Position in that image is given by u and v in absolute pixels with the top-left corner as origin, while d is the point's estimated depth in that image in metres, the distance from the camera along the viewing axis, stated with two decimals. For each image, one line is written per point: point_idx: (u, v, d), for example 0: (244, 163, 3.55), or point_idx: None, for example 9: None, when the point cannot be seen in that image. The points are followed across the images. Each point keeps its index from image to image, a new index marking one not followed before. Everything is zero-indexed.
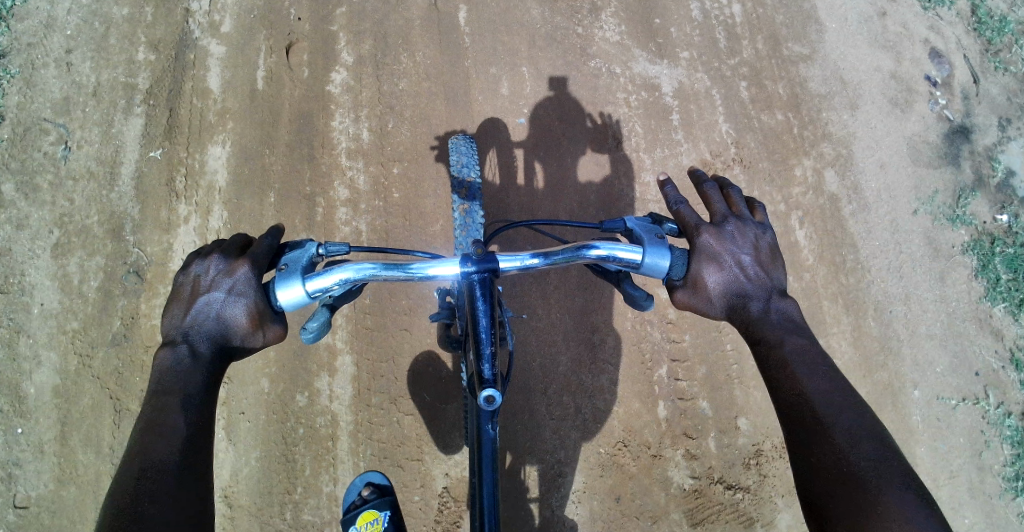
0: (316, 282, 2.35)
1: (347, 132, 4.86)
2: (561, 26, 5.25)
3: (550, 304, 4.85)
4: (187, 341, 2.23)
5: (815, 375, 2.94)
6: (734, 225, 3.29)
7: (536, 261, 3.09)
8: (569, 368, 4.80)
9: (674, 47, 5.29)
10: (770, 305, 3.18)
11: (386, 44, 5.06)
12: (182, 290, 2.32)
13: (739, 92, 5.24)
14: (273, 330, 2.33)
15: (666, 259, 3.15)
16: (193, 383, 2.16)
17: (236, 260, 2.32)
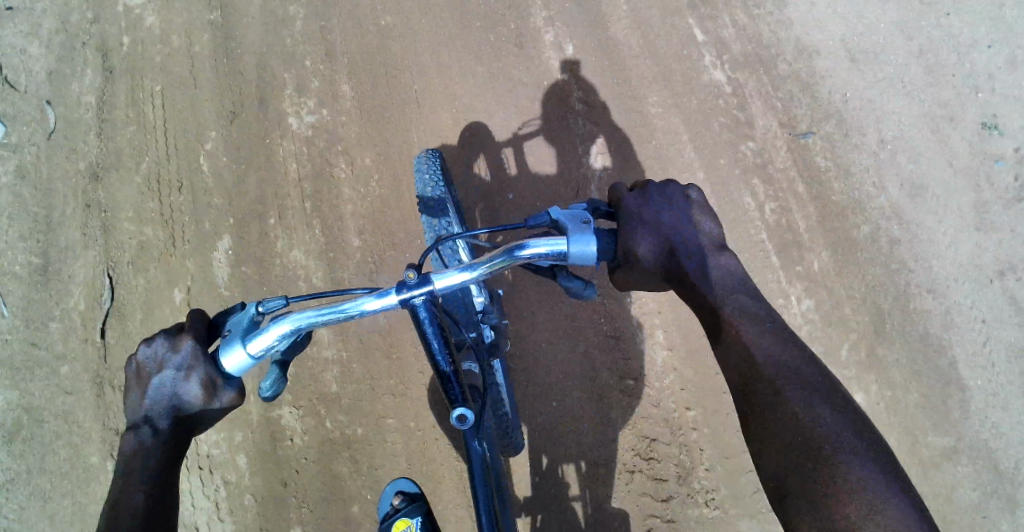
0: (256, 341, 2.67)
1: (371, 249, 5.40)
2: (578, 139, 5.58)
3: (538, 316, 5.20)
4: (149, 422, 2.64)
5: (761, 334, 2.76)
6: (658, 188, 3.10)
7: (468, 276, 2.91)
8: (570, 366, 5.11)
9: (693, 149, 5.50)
10: (705, 259, 2.98)
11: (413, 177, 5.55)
12: (142, 373, 2.72)
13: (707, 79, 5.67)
14: (227, 394, 2.68)
15: (593, 244, 2.93)
16: (152, 457, 2.58)
17: (181, 338, 2.71)
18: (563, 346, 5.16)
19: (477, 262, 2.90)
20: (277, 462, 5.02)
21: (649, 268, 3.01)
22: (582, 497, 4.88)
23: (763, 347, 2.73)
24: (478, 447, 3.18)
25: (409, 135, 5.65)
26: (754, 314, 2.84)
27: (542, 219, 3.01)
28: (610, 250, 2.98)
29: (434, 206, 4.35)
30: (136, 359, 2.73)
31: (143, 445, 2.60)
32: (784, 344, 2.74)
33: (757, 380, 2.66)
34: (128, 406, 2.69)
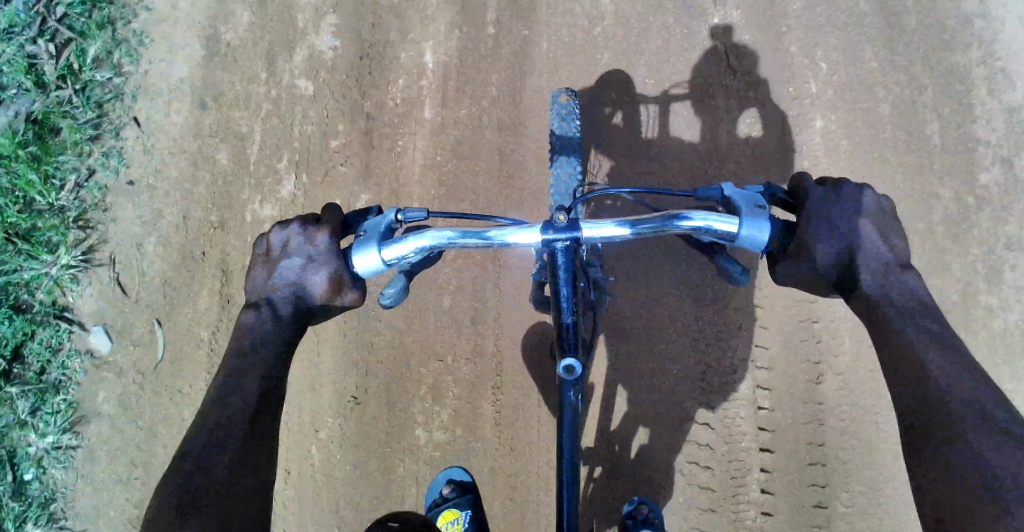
0: (392, 249, 2.52)
1: (470, 157, 4.92)
2: (719, 82, 4.87)
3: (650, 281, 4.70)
4: (271, 305, 2.58)
5: (949, 365, 2.34)
6: (854, 184, 2.66)
7: (620, 232, 2.56)
8: (676, 344, 4.63)
9: (847, 119, 4.69)
10: (889, 278, 2.56)
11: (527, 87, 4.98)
12: (271, 253, 2.63)
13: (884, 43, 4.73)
14: (351, 296, 2.58)
15: (767, 233, 2.52)
16: (268, 342, 2.53)
17: (318, 228, 2.60)
18: (672, 324, 4.65)
19: (635, 221, 2.53)
20: (353, 367, 4.80)
21: (820, 273, 2.63)
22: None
23: (950, 379, 2.31)
24: (571, 396, 2.72)
25: (557, 35, 5.05)
26: (941, 339, 2.41)
27: (713, 192, 2.66)
28: (779, 245, 2.67)
29: (568, 146, 4.01)
30: (268, 238, 2.65)
31: (264, 328, 2.55)
32: (975, 381, 2.30)
33: (935, 415, 2.26)
34: (252, 284, 2.63)
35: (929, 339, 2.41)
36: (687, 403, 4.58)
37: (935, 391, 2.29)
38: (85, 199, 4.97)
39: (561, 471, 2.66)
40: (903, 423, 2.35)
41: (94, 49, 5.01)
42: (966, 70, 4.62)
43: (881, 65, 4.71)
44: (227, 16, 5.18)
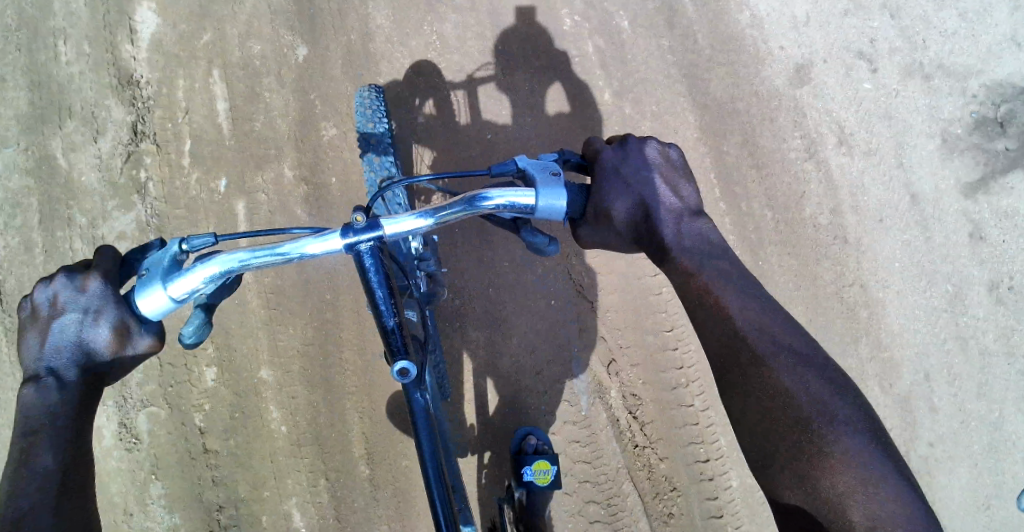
0: (178, 283, 2.33)
1: (276, 172, 4.66)
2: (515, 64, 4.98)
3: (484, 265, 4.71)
4: (53, 374, 2.32)
5: (743, 303, 2.60)
6: (639, 143, 2.83)
7: (421, 222, 2.55)
8: (520, 320, 4.71)
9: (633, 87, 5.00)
10: (683, 228, 2.74)
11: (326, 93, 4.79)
12: (42, 316, 2.39)
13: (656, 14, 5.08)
14: (143, 340, 2.38)
15: (563, 199, 2.60)
16: (60, 415, 2.28)
17: (86, 276, 2.38)
18: (513, 303, 4.72)
19: (434, 209, 2.54)
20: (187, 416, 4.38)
21: (620, 230, 2.75)
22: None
23: (745, 316, 2.56)
24: (419, 400, 2.66)
25: (348, 34, 4.88)
26: (733, 279, 2.66)
27: (509, 166, 2.69)
28: (579, 207, 2.71)
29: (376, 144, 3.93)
30: (35, 301, 2.40)
31: (46, 399, 2.28)
32: (765, 314, 2.58)
33: (742, 353, 2.49)
34: (25, 355, 2.36)
35: (722, 280, 2.65)
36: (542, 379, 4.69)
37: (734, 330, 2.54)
38: None
39: (427, 480, 2.53)
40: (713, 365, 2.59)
41: None
42: (725, 29, 5.09)
43: (661, 31, 5.07)
44: None
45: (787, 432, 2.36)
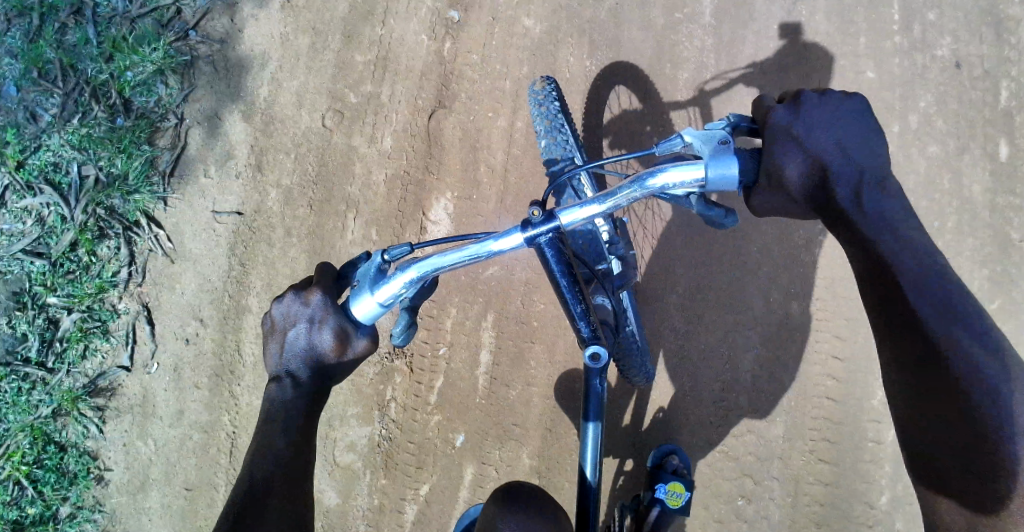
0: (383, 289, 2.57)
1: (499, 193, 4.84)
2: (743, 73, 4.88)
3: (673, 256, 4.73)
4: (289, 375, 2.66)
5: (927, 291, 2.43)
6: (813, 98, 2.68)
7: (597, 208, 2.64)
8: (701, 312, 4.69)
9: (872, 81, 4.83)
10: (865, 187, 2.58)
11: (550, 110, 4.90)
12: (279, 324, 2.73)
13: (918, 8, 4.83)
14: (362, 341, 2.65)
15: (735, 165, 2.62)
16: (294, 407, 2.62)
17: (310, 291, 2.66)
18: (687, 297, 4.71)
19: (608, 192, 2.61)
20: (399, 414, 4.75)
21: (795, 193, 2.67)
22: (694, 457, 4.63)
23: (931, 306, 2.41)
24: (597, 385, 3.04)
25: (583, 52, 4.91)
26: (922, 256, 2.49)
27: (674, 140, 2.75)
28: (753, 174, 2.68)
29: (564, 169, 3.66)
30: (272, 314, 2.74)
31: (286, 397, 2.63)
32: (954, 307, 2.40)
33: (932, 347, 2.39)
34: (268, 358, 2.72)
35: (907, 262, 2.48)
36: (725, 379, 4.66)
37: (913, 318, 2.42)
38: (133, 303, 4.84)
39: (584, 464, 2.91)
40: (896, 358, 2.50)
41: (154, 144, 4.90)
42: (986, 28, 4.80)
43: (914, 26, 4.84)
44: (267, 119, 4.95)
45: (951, 432, 2.37)
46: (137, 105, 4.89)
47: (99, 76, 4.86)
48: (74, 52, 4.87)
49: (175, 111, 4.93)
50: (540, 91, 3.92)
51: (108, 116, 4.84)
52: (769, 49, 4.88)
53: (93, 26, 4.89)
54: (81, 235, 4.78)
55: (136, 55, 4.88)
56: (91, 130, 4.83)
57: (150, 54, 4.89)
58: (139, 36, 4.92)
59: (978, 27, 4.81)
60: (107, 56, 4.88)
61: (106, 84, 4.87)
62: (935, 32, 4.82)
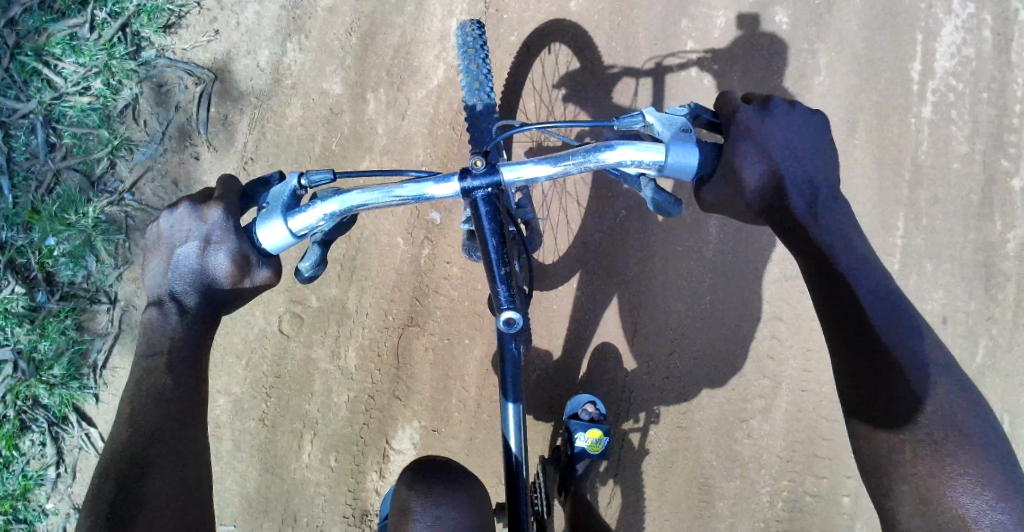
0: (300, 218, 2.31)
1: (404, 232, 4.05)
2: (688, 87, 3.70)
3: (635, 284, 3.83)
4: (173, 300, 2.35)
5: (883, 297, 2.18)
6: (779, 105, 2.38)
7: (546, 170, 2.42)
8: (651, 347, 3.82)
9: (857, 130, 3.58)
10: (822, 203, 2.30)
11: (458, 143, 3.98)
12: (165, 237, 2.40)
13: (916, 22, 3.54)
14: (263, 272, 2.35)
15: (696, 154, 2.35)
16: (179, 344, 2.31)
17: (208, 207, 2.36)
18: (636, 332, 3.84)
19: (561, 156, 2.39)
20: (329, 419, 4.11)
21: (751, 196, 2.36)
22: (643, 430, 3.82)
23: (884, 311, 2.16)
24: (511, 350, 2.51)
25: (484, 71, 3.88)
26: (872, 265, 2.22)
27: (635, 117, 2.47)
28: (710, 166, 2.40)
29: (486, 116, 3.00)
30: (159, 226, 2.41)
31: (169, 324, 2.32)
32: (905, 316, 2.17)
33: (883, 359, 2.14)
34: (150, 277, 2.40)
35: (865, 271, 2.22)
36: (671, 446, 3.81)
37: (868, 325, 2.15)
38: (57, 490, 4.09)
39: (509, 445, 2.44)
40: (847, 372, 2.22)
41: (80, 313, 4.07)
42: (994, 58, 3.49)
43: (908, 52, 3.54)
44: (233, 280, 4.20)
45: (906, 444, 2.11)
46: (65, 281, 4.04)
47: (24, 272, 4.00)
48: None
49: (108, 291, 4.08)
50: (469, 31, 3.16)
51: (25, 296, 3.98)
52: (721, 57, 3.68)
53: (12, 177, 4.00)
54: None
55: (62, 223, 4.00)
56: (10, 312, 3.97)
57: (76, 223, 4.01)
58: (63, 196, 4.03)
59: (971, 268, 3.53)
60: (26, 226, 3.99)
61: (25, 253, 4.00)
62: (920, 258, 3.55)
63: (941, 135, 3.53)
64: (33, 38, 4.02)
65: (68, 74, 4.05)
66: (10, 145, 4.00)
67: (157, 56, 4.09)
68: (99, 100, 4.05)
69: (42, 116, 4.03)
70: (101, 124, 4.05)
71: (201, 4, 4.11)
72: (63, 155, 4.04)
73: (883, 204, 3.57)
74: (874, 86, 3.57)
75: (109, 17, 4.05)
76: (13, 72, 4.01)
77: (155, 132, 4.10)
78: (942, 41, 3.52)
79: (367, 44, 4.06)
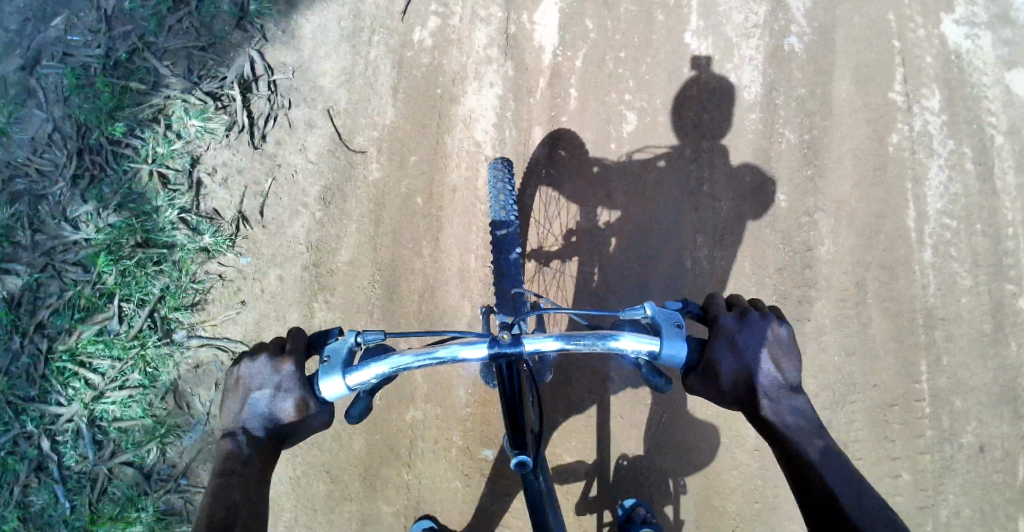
0: (356, 375, 2.02)
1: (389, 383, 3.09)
2: (705, 212, 3.42)
3: (703, 420, 3.19)
4: (246, 431, 2.09)
5: (838, 466, 1.84)
6: (757, 316, 2.00)
7: (554, 346, 1.95)
8: (725, 487, 3.15)
9: (875, 279, 3.45)
10: (789, 409, 1.94)
11: (443, 279, 3.26)
12: (244, 376, 2.15)
13: (905, 164, 3.54)
14: (318, 419, 2.08)
15: (687, 350, 1.94)
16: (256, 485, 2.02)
17: (283, 356, 2.13)
18: (707, 470, 3.17)
19: (569, 334, 1.94)
20: None
21: (721, 390, 1.97)
22: (695, 518, 3.15)
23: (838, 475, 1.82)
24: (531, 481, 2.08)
25: (470, 201, 3.33)
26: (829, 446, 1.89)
27: (637, 311, 2.02)
28: (693, 359, 1.99)
29: (511, 240, 2.70)
30: (238, 368, 2.15)
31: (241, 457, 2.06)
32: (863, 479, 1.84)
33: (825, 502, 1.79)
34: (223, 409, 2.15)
35: (823, 452, 1.86)
36: None
37: (818, 486, 1.81)
38: None
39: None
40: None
41: None
42: (980, 186, 3.53)
43: (905, 190, 3.52)
44: None
45: None
46: None
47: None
48: (46, 520, 3.19)
49: None
50: (501, 171, 2.89)
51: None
52: (725, 182, 3.44)
53: (64, 481, 3.22)
54: None
55: (123, 522, 3.20)
56: None
57: (137, 517, 3.20)
58: (117, 498, 3.23)
59: (995, 395, 3.40)
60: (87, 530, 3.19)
61: None
62: (947, 396, 3.40)
63: (944, 274, 3.48)
64: (64, 337, 3.29)
65: (105, 369, 3.30)
66: (57, 461, 3.23)
67: (188, 335, 3.32)
68: (144, 373, 3.29)
69: (85, 417, 3.26)
70: (144, 412, 3.27)
71: (223, 274, 3.36)
72: (112, 452, 3.25)
73: (905, 355, 3.42)
74: (878, 245, 3.47)
75: (137, 305, 3.32)
76: (48, 380, 3.26)
77: (200, 411, 3.29)
78: (931, 186, 3.53)
79: (388, 289, 3.27)
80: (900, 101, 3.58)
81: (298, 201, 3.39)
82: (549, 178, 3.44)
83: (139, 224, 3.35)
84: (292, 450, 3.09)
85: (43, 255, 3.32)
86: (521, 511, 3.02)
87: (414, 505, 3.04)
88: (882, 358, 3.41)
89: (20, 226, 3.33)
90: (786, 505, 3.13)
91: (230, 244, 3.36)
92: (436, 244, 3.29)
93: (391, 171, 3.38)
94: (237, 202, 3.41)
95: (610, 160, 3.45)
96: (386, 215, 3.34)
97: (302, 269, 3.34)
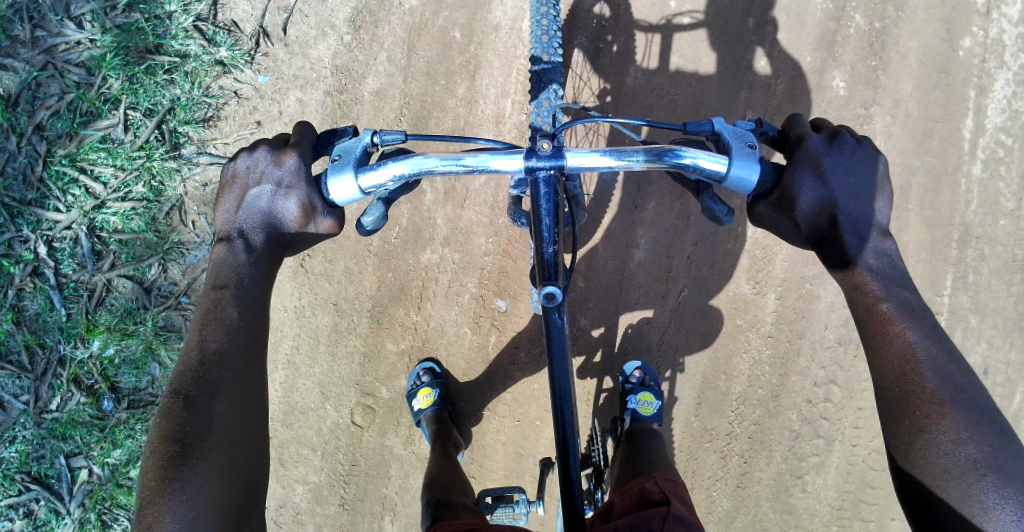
0: (370, 176, 1.82)
1: (407, 220, 2.99)
2: (756, 89, 3.25)
3: (721, 302, 3.11)
4: (243, 236, 1.88)
5: (927, 333, 1.75)
6: (848, 143, 1.88)
7: (603, 162, 1.82)
8: (733, 372, 3.11)
9: (917, 184, 3.31)
10: (870, 243, 1.83)
11: (475, 122, 3.12)
12: (240, 173, 1.92)
13: (973, 69, 3.30)
14: (325, 224, 1.88)
15: (758, 173, 1.80)
16: (253, 279, 1.85)
17: (285, 150, 1.89)
18: (718, 352, 3.11)
19: (622, 149, 1.80)
20: (342, 444, 3.00)
21: (797, 216, 1.86)
22: (701, 396, 3.12)
23: (927, 340, 1.74)
24: (555, 320, 1.96)
25: (512, 43, 3.13)
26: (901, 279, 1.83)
27: (704, 127, 1.89)
28: (768, 184, 1.87)
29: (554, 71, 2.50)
30: (233, 164, 1.92)
31: (237, 263, 1.86)
32: (951, 346, 1.77)
33: (887, 337, 1.76)
34: (217, 212, 1.92)
35: (907, 305, 1.79)
36: (767, 484, 3.11)
37: (888, 321, 1.77)
38: None
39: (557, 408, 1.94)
40: (880, 367, 1.77)
41: (140, 392, 3.12)
42: None
43: (968, 98, 3.30)
44: (348, 392, 3.00)
45: (935, 422, 1.67)
46: (126, 389, 3.12)
47: (86, 380, 3.10)
48: (40, 325, 3.10)
49: None
50: None
51: (91, 408, 3.09)
52: (781, 61, 3.26)
53: (60, 289, 3.11)
54: (62, 503, 3.08)
55: (120, 333, 3.11)
56: (78, 423, 3.09)
57: (135, 330, 3.12)
58: (115, 309, 3.13)
59: (1016, 323, 3.31)
60: (82, 338, 3.11)
61: (85, 364, 3.11)
62: (966, 314, 3.32)
63: (989, 194, 3.31)
64: (64, 142, 3.12)
65: (107, 179, 3.14)
66: (53, 268, 3.11)
67: (197, 153, 3.16)
68: (147, 187, 3.14)
69: (83, 226, 3.13)
70: (147, 226, 3.14)
71: (239, 92, 3.17)
72: (111, 265, 3.14)
73: (932, 268, 3.33)
74: (927, 151, 3.30)
75: (145, 114, 3.13)
76: (47, 185, 3.11)
77: (206, 231, 3.16)
78: (993, 99, 3.30)
79: (414, 126, 3.13)
80: (977, 4, 3.29)
81: (331, 21, 3.17)
82: (599, 32, 3.26)
83: (150, 28, 3.13)
84: (301, 277, 3.00)
85: (43, 53, 3.12)
86: (526, 364, 2.99)
87: (419, 347, 3.00)
88: (909, 267, 3.33)
89: (19, 20, 3.12)
90: (791, 395, 3.10)
91: (250, 60, 3.17)
92: (471, 83, 3.12)
93: (428, 2, 3.15)
94: (260, 14, 3.18)
95: (667, 20, 3.26)
96: (420, 48, 3.14)
97: (326, 94, 3.16)
